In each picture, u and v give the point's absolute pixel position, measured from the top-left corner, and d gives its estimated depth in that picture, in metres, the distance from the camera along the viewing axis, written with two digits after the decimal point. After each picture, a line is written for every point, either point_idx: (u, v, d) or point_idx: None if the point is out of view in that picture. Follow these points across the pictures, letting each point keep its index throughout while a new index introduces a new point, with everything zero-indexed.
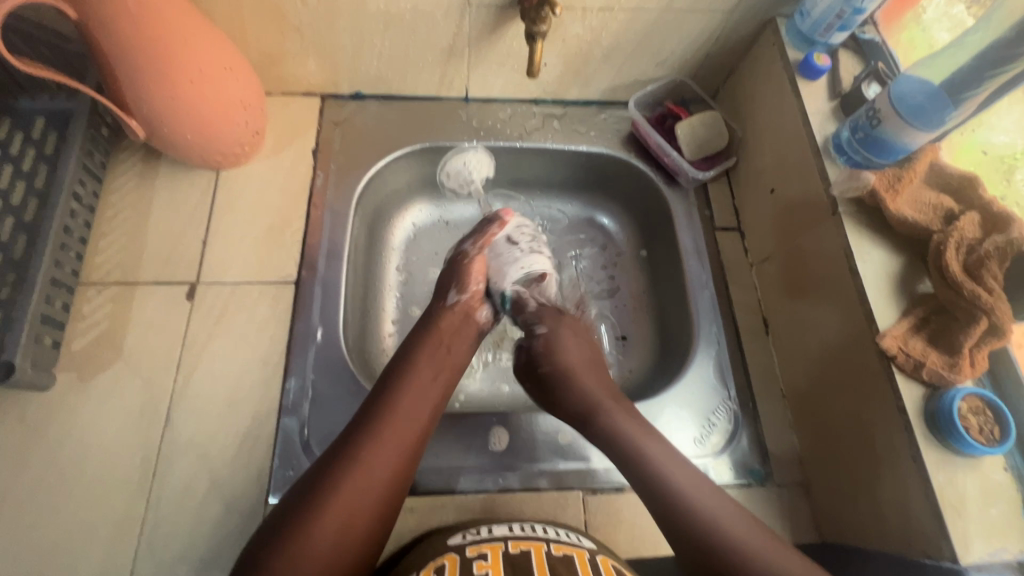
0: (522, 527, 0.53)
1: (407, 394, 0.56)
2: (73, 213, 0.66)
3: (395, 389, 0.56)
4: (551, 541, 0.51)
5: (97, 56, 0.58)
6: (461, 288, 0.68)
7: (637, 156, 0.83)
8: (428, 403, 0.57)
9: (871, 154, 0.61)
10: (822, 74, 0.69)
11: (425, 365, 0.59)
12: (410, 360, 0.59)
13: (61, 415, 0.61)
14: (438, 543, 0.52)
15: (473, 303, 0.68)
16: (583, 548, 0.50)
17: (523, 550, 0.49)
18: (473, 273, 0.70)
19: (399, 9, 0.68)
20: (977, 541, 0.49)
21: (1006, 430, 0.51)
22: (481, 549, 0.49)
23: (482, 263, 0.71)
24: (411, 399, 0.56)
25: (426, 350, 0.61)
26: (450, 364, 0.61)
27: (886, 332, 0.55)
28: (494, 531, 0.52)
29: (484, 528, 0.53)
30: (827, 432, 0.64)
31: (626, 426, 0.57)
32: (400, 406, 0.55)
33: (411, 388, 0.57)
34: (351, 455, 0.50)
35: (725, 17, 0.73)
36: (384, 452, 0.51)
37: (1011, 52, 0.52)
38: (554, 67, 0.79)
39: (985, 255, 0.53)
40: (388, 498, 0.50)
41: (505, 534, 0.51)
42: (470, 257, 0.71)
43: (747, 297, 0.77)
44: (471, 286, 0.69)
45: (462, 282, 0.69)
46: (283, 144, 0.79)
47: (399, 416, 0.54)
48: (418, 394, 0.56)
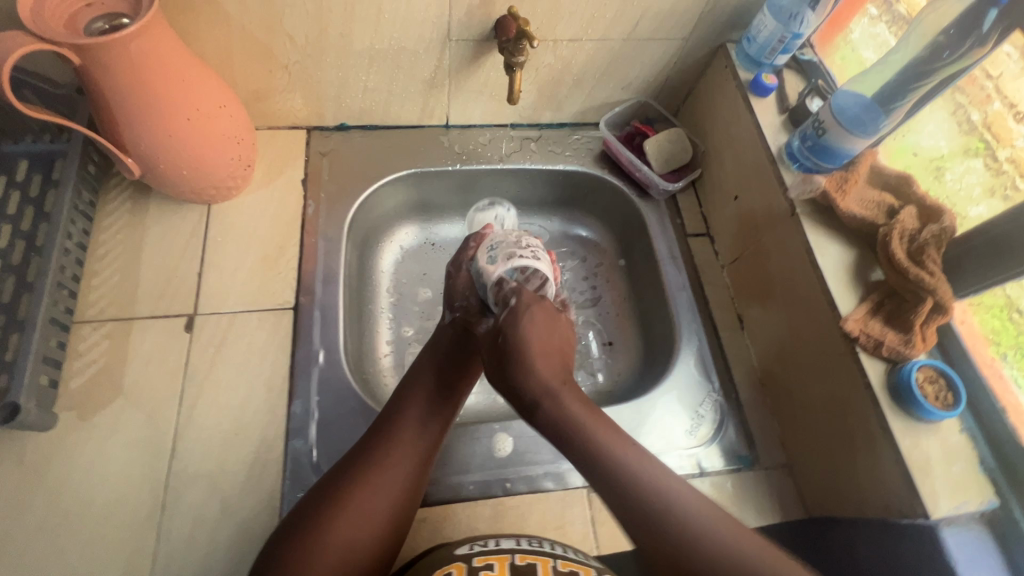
0: (530, 541, 0.56)
1: (414, 413, 0.59)
2: (66, 252, 0.67)
3: (407, 400, 0.60)
4: (558, 557, 0.53)
5: (96, 98, 0.59)
6: (456, 274, 0.69)
7: (610, 172, 0.89)
8: (442, 411, 0.61)
9: (820, 160, 0.68)
10: (770, 91, 0.77)
11: (438, 374, 0.63)
12: (421, 372, 0.64)
13: (61, 456, 0.61)
14: (446, 553, 0.54)
15: (457, 294, 0.69)
16: (589, 566, 0.54)
17: (530, 563, 0.52)
18: (467, 261, 0.70)
19: (384, 44, 0.73)
20: (944, 497, 0.54)
21: (957, 394, 0.58)
22: (488, 560, 0.52)
23: (468, 275, 0.69)
24: (425, 408, 0.60)
25: (436, 358, 0.65)
26: (464, 373, 0.65)
27: (848, 316, 0.62)
28: (502, 542, 0.55)
29: (491, 540, 0.56)
30: (804, 414, 0.69)
31: (579, 416, 0.53)
32: (411, 414, 0.59)
33: (423, 396, 0.61)
34: (365, 464, 0.55)
35: (681, 44, 0.80)
36: (399, 460, 0.56)
37: (928, 68, 0.61)
38: (529, 93, 0.85)
39: (924, 243, 0.61)
40: (401, 501, 0.55)
41: (512, 547, 0.54)
42: (467, 244, 0.71)
43: (720, 296, 0.83)
44: (465, 274, 0.69)
45: (454, 269, 0.69)
46: (272, 175, 0.81)
47: (412, 423, 0.58)
48: (432, 402, 0.61)
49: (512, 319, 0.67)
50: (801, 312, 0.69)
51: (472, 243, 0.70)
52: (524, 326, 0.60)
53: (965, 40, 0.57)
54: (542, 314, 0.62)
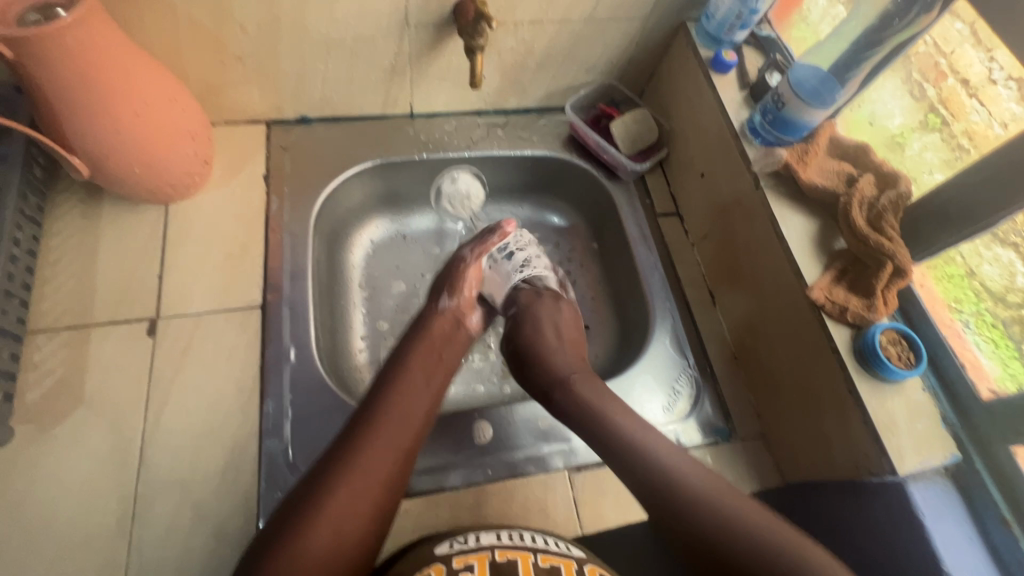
0: (510, 534, 0.56)
1: (401, 398, 0.60)
2: (13, 259, 0.64)
3: (387, 395, 0.60)
4: (539, 552, 0.53)
5: (34, 96, 0.57)
6: (454, 293, 0.72)
7: (578, 155, 0.89)
8: (422, 407, 0.60)
9: (781, 133, 0.69)
10: (731, 68, 0.78)
11: (419, 369, 0.63)
12: (401, 369, 0.63)
13: (21, 471, 0.58)
14: (424, 554, 0.53)
15: (461, 309, 0.71)
16: (571, 559, 0.53)
17: (511, 559, 0.52)
18: (467, 278, 0.73)
19: (340, 32, 0.71)
20: (910, 454, 0.56)
21: (918, 353, 0.60)
22: (467, 560, 0.51)
23: (477, 271, 0.74)
24: (405, 405, 0.59)
25: (418, 354, 0.65)
26: (443, 370, 0.65)
27: (814, 284, 0.63)
28: (480, 539, 0.55)
29: (471, 536, 0.55)
30: (777, 384, 0.70)
31: (592, 398, 0.62)
32: (391, 409, 0.58)
33: (402, 392, 0.60)
34: (347, 458, 0.54)
35: (643, 23, 0.80)
36: (379, 457, 0.54)
37: (877, 37, 0.63)
38: (493, 79, 0.84)
39: (882, 210, 0.63)
40: (383, 501, 0.53)
41: (492, 543, 0.54)
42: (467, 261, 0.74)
43: (692, 273, 0.84)
44: (462, 290, 0.72)
45: (455, 288, 0.72)
46: (232, 172, 0.79)
47: (395, 420, 0.58)
48: (412, 398, 0.60)
49: (538, 309, 0.72)
50: (768, 281, 0.70)
51: (488, 238, 0.76)
52: (548, 322, 0.71)
53: (912, 7, 0.59)
54: (558, 310, 0.73)
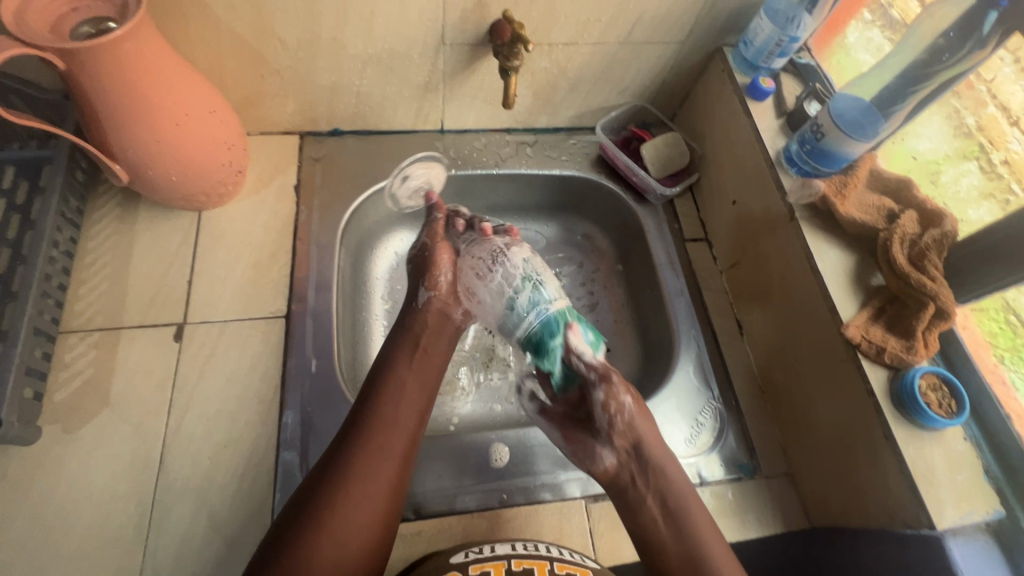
0: (525, 545, 0.56)
1: (390, 407, 0.60)
2: (52, 260, 0.65)
3: (379, 401, 0.60)
4: (554, 560, 0.54)
5: (82, 105, 0.58)
6: (433, 284, 0.70)
7: (607, 177, 0.88)
8: (408, 420, 0.60)
9: (818, 164, 0.68)
10: (768, 95, 0.76)
11: (408, 371, 0.64)
12: (388, 378, 0.62)
13: (45, 470, 0.59)
14: (441, 563, 0.54)
15: (445, 300, 0.70)
16: (586, 568, 0.54)
17: (526, 568, 0.53)
18: (441, 266, 0.71)
19: (377, 48, 0.72)
20: (949, 507, 0.54)
21: (961, 402, 0.57)
22: (483, 567, 0.52)
23: (447, 255, 0.72)
24: (397, 410, 0.60)
25: (403, 354, 0.65)
26: (432, 369, 0.66)
27: (849, 322, 0.61)
28: (496, 549, 0.55)
29: (487, 546, 0.56)
30: (806, 422, 0.68)
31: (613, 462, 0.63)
32: (381, 421, 0.58)
33: (393, 396, 0.61)
34: (341, 474, 0.54)
35: (678, 47, 0.80)
36: (374, 466, 0.55)
37: (925, 71, 0.61)
38: (525, 98, 0.84)
39: (925, 248, 0.60)
40: (381, 518, 0.54)
41: (507, 553, 0.55)
42: (432, 249, 0.71)
43: (719, 301, 0.82)
44: (438, 280, 0.70)
45: (431, 278, 0.70)
46: (264, 182, 0.80)
47: (385, 430, 0.58)
48: (400, 408, 0.60)
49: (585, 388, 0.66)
50: (799, 313, 0.68)
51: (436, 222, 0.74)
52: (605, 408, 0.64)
53: (966, 42, 0.57)
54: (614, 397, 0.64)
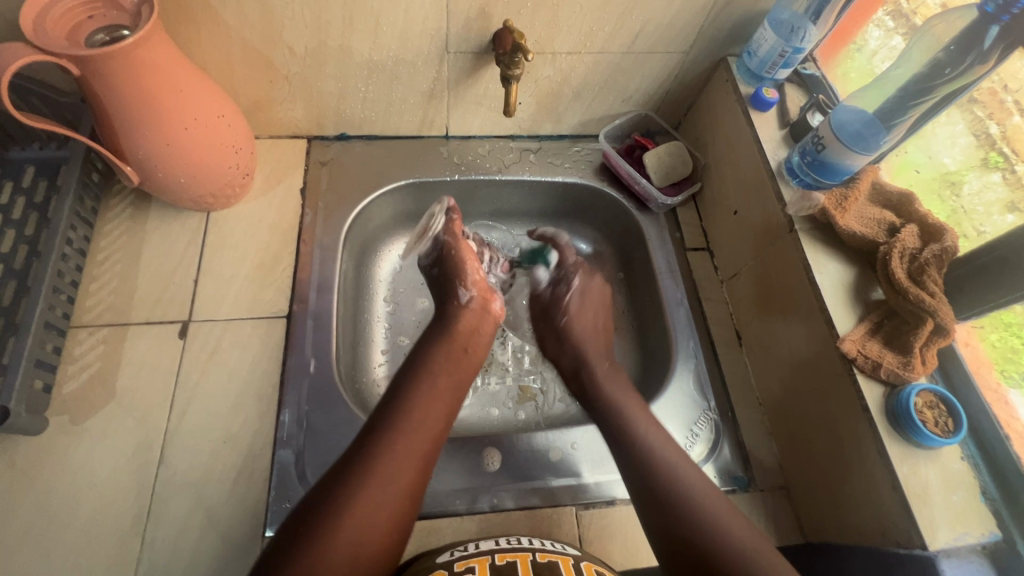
0: (508, 541, 0.58)
1: (422, 400, 0.60)
2: (65, 257, 0.68)
3: (409, 397, 0.59)
4: (536, 551, 0.56)
5: (96, 109, 0.61)
6: (468, 283, 0.72)
7: (609, 184, 0.89)
8: (439, 414, 0.60)
9: (819, 176, 0.67)
10: (771, 106, 0.76)
11: (441, 370, 0.63)
12: (422, 372, 0.63)
13: (52, 459, 0.61)
14: (427, 562, 0.56)
15: (483, 296, 0.73)
16: (568, 556, 0.56)
17: (510, 561, 0.54)
18: (471, 264, 0.73)
19: (382, 56, 0.73)
20: (943, 527, 0.53)
21: (958, 421, 0.56)
22: (468, 564, 0.54)
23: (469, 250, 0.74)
24: (426, 407, 0.59)
25: (438, 353, 0.65)
26: (466, 369, 0.66)
27: (845, 336, 0.60)
28: (479, 546, 0.57)
29: (471, 544, 0.58)
30: (802, 436, 0.67)
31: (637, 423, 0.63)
32: (413, 413, 0.58)
33: (423, 393, 0.60)
34: (370, 461, 0.53)
35: (683, 57, 0.80)
36: (403, 460, 0.55)
37: (928, 85, 0.60)
38: (529, 105, 0.85)
39: (925, 263, 0.59)
40: (404, 509, 0.54)
41: (491, 548, 0.56)
42: (454, 245, 0.73)
43: (719, 312, 0.81)
44: (472, 277, 0.72)
45: (465, 277, 0.72)
46: (271, 184, 0.82)
47: (416, 422, 0.58)
48: (432, 401, 0.60)
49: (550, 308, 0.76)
50: (797, 327, 0.68)
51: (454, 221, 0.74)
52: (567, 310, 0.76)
53: (966, 56, 0.57)
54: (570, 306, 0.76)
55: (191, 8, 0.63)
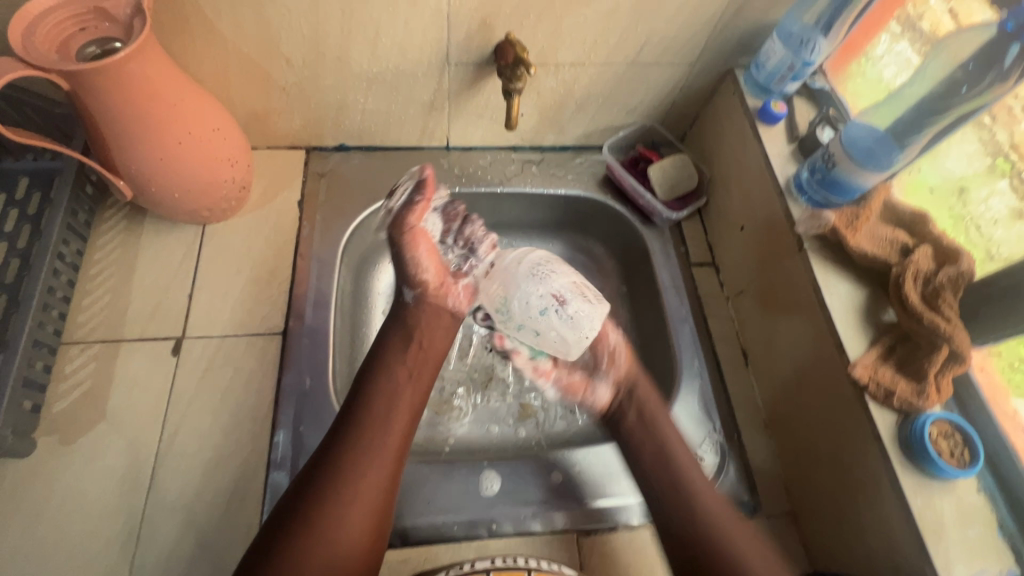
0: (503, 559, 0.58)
1: (385, 398, 0.59)
2: (57, 273, 0.66)
3: (370, 400, 0.58)
4: (531, 571, 0.56)
5: (86, 122, 0.59)
6: (414, 283, 0.68)
7: (613, 197, 0.87)
8: (405, 408, 0.60)
9: (829, 194, 0.65)
10: (780, 120, 0.74)
11: (401, 370, 0.62)
12: (382, 365, 0.61)
13: (40, 481, 0.60)
14: None
15: (431, 291, 0.68)
16: None
17: None
18: (416, 258, 0.67)
19: (382, 67, 0.71)
20: (959, 563, 0.51)
21: (974, 452, 0.54)
22: None
23: (416, 237, 0.68)
24: (388, 409, 0.58)
25: (398, 351, 0.63)
26: (430, 365, 0.65)
27: (857, 361, 0.58)
28: (474, 565, 0.57)
29: (466, 563, 0.57)
30: (811, 461, 0.65)
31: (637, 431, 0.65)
32: (377, 411, 0.58)
33: (386, 398, 0.59)
34: (335, 466, 0.54)
35: (689, 68, 0.78)
36: (371, 459, 0.55)
37: (946, 103, 0.59)
38: (531, 116, 0.83)
39: (939, 286, 0.58)
40: (380, 508, 0.54)
41: (486, 567, 0.56)
42: (401, 237, 0.68)
43: (725, 330, 0.79)
44: (421, 277, 0.68)
45: (409, 277, 0.68)
46: (268, 197, 0.80)
47: (379, 419, 0.57)
48: (394, 398, 0.59)
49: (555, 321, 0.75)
50: (804, 347, 0.66)
51: (415, 204, 0.70)
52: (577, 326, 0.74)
53: (987, 74, 0.55)
54: None
55: (186, 18, 0.62)
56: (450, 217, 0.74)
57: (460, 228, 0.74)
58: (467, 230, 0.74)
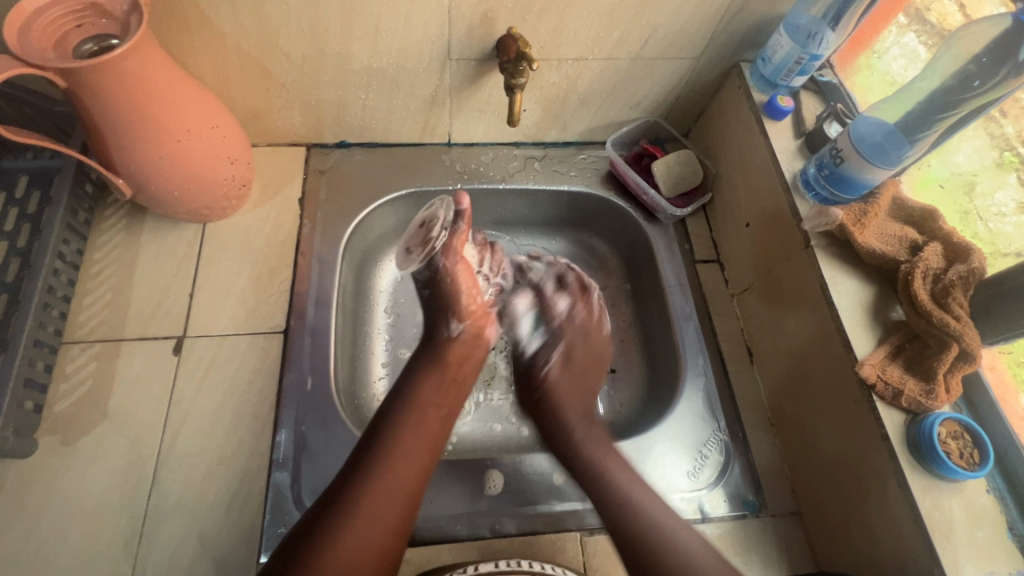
0: (507, 561, 0.57)
1: (411, 432, 0.59)
2: (57, 272, 0.66)
3: (395, 430, 0.58)
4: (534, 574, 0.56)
5: (85, 121, 0.59)
6: (462, 315, 0.69)
7: (617, 194, 0.86)
8: (428, 445, 0.59)
9: (837, 190, 0.64)
10: (786, 114, 0.73)
11: (430, 401, 0.62)
12: (411, 398, 0.62)
13: (42, 481, 0.60)
14: None
15: (476, 328, 0.70)
16: None
17: None
18: (466, 295, 0.69)
19: (382, 63, 0.71)
20: (968, 565, 0.50)
21: (984, 453, 0.54)
22: None
23: (466, 277, 0.69)
24: (412, 441, 0.58)
25: (428, 386, 0.64)
26: (455, 399, 0.65)
27: (864, 360, 0.57)
28: (477, 568, 0.56)
29: (469, 565, 0.57)
30: (817, 460, 0.65)
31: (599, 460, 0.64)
32: (401, 447, 0.57)
33: (411, 432, 0.59)
34: (353, 500, 0.53)
35: (694, 63, 0.77)
36: (391, 496, 0.54)
37: (957, 97, 0.58)
38: (533, 112, 0.82)
39: (950, 284, 0.57)
40: (390, 550, 0.53)
41: (488, 569, 0.56)
42: (451, 272, 0.68)
43: (730, 327, 0.78)
44: (467, 308, 0.69)
45: (460, 310, 0.69)
46: (269, 194, 0.80)
47: (402, 455, 0.57)
48: (420, 433, 0.59)
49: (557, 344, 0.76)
50: (810, 346, 0.65)
51: (460, 228, 0.67)
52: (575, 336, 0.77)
53: (999, 69, 0.54)
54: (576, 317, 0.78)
55: (184, 15, 0.61)
56: (481, 247, 0.77)
57: (491, 258, 0.78)
58: (496, 259, 0.79)
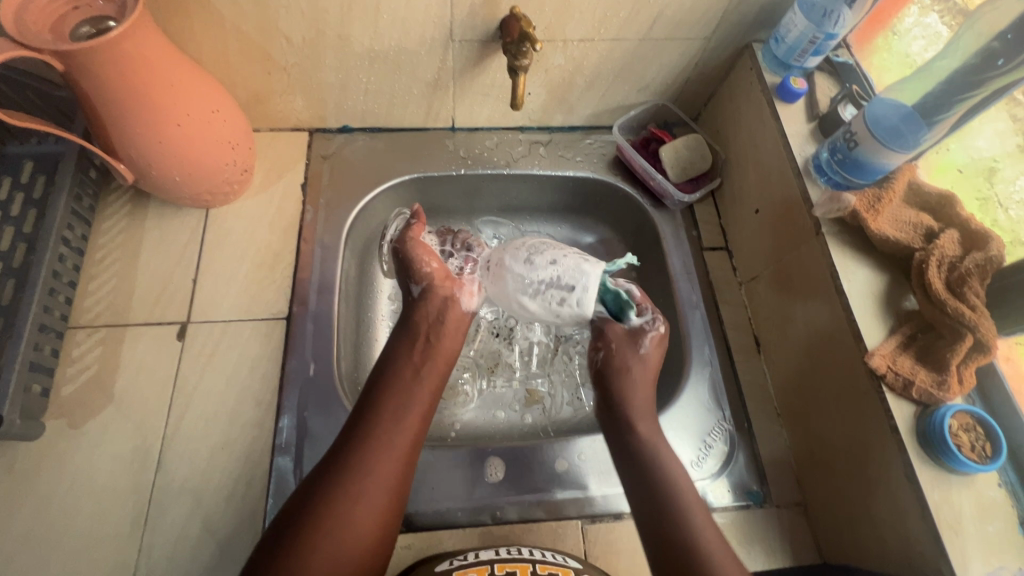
0: (508, 549, 0.57)
1: (393, 401, 0.59)
2: (62, 258, 0.66)
3: (380, 400, 0.59)
4: (537, 561, 0.55)
5: (83, 105, 0.58)
6: (417, 277, 0.68)
7: (623, 179, 0.84)
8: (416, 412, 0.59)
9: (850, 175, 0.62)
10: (799, 97, 0.71)
11: (407, 369, 0.62)
12: (390, 366, 0.62)
13: (51, 463, 0.61)
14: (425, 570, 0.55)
15: (435, 282, 0.67)
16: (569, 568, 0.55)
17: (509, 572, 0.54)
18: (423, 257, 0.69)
19: (384, 45, 0.69)
20: (977, 559, 0.49)
21: (997, 446, 0.52)
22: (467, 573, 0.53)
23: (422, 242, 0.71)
24: (394, 414, 0.58)
25: (402, 352, 0.63)
26: (437, 366, 0.64)
27: (874, 350, 0.56)
28: (479, 555, 0.56)
29: (470, 552, 0.56)
30: (824, 452, 0.64)
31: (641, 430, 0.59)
32: (384, 416, 0.57)
33: (393, 402, 0.58)
34: (342, 473, 0.53)
35: (704, 44, 0.75)
36: (379, 465, 0.54)
37: (979, 78, 0.55)
38: (538, 96, 0.80)
39: (966, 272, 0.55)
40: (385, 518, 0.53)
41: (491, 558, 0.55)
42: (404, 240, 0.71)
43: (737, 316, 0.77)
44: (425, 271, 0.68)
45: (415, 272, 0.68)
46: (271, 180, 0.79)
47: (387, 423, 0.57)
48: (403, 400, 0.59)
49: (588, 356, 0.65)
50: (819, 336, 0.64)
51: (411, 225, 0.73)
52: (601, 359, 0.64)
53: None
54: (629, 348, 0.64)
55: None
56: (444, 234, 0.81)
57: (455, 237, 0.80)
58: (461, 236, 0.80)
